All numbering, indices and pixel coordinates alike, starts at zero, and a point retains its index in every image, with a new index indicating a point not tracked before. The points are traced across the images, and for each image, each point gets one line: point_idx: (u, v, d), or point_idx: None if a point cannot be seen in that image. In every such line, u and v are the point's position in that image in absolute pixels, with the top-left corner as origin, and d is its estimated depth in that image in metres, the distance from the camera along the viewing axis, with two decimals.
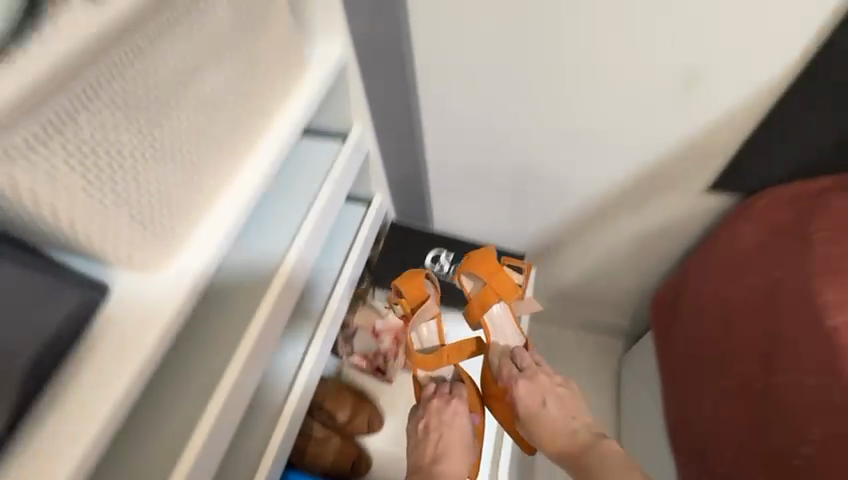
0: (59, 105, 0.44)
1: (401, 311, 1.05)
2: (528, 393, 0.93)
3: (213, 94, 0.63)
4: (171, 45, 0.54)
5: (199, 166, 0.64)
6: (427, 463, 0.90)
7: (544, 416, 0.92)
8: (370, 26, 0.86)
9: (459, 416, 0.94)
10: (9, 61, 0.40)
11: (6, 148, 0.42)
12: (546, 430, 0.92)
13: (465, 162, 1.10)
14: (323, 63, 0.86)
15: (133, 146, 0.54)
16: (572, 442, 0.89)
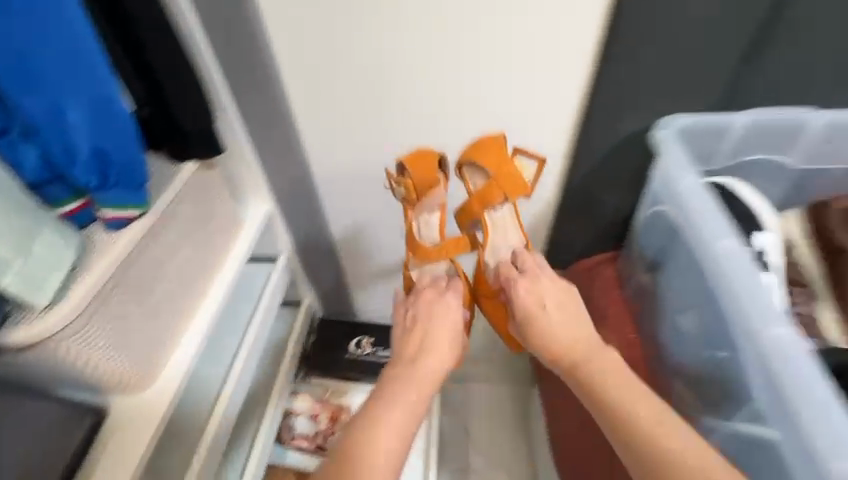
0: (88, 311, 0.58)
1: (402, 192, 0.85)
2: (529, 292, 0.73)
3: (171, 252, 0.72)
4: (158, 236, 0.69)
5: (167, 318, 0.72)
6: (406, 358, 0.74)
7: (546, 325, 0.70)
8: (282, 164, 0.93)
9: (451, 311, 0.79)
10: (63, 297, 0.55)
11: (64, 336, 0.56)
12: (564, 330, 0.69)
13: (363, 254, 1.19)
14: (253, 221, 0.96)
15: (131, 316, 0.65)
16: (579, 339, 0.69)
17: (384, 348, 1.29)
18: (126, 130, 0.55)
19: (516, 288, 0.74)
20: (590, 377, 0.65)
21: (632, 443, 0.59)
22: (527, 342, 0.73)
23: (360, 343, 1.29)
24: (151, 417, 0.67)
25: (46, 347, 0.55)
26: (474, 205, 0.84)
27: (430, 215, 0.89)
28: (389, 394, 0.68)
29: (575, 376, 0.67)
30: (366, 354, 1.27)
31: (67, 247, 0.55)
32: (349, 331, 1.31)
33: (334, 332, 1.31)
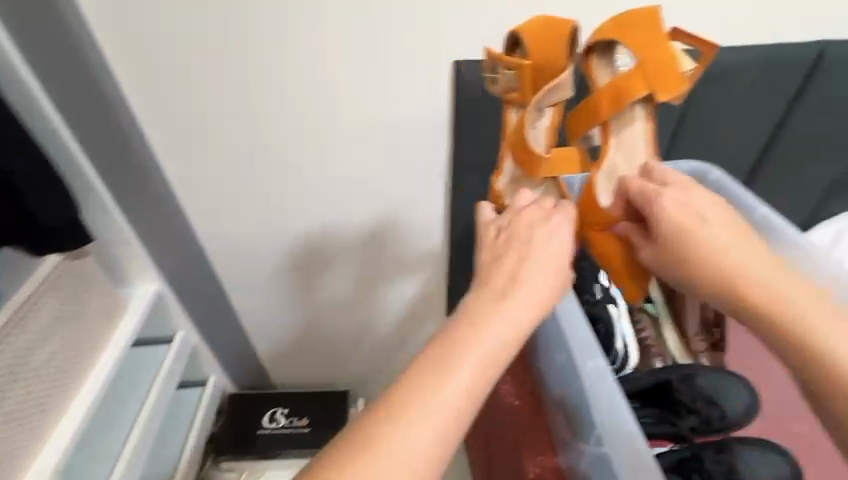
0: None
1: (513, 80, 0.70)
2: (681, 204, 0.57)
3: (32, 350, 0.69)
4: (14, 336, 0.66)
5: (27, 425, 0.68)
6: (491, 295, 0.57)
7: (700, 240, 0.55)
8: (167, 244, 0.94)
9: (536, 233, 0.63)
10: None
11: None
12: (733, 238, 0.55)
13: (271, 319, 1.19)
14: (137, 304, 0.93)
15: None
16: (743, 248, 0.54)
17: (300, 418, 1.25)
18: None
19: (661, 199, 0.58)
20: (741, 281, 0.53)
21: (793, 346, 0.50)
22: (664, 260, 0.59)
23: (273, 416, 1.24)
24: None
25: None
26: (583, 114, 0.70)
27: (540, 114, 0.74)
28: (438, 354, 0.51)
29: (713, 285, 0.55)
30: (280, 428, 1.22)
31: None
32: (261, 404, 1.26)
33: (246, 409, 1.25)
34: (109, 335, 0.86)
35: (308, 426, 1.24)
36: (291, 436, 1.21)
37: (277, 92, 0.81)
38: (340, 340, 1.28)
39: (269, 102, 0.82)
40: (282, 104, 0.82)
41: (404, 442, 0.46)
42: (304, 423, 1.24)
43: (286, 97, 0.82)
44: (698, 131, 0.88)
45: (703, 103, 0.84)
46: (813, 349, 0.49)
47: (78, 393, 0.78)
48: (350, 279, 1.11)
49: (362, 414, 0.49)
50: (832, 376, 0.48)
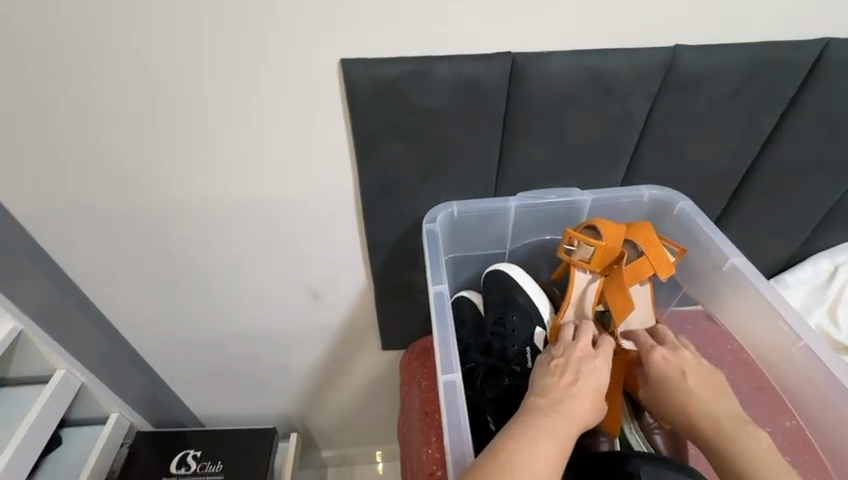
0: None
1: (587, 255, 0.67)
2: (677, 358, 0.65)
3: None
4: None
5: None
6: (549, 404, 0.57)
7: (688, 393, 0.62)
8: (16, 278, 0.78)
9: (600, 368, 0.63)
10: None
11: None
12: (713, 398, 0.61)
13: (179, 348, 1.04)
14: None
15: None
16: (727, 402, 0.61)
17: (215, 462, 1.10)
18: None
19: (657, 354, 0.66)
20: (728, 432, 0.58)
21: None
22: (666, 413, 0.64)
23: (185, 458, 1.10)
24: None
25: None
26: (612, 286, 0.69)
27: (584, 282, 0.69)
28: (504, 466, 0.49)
29: (695, 432, 0.60)
30: (191, 473, 1.08)
31: None
32: (172, 443, 1.11)
33: (153, 454, 1.09)
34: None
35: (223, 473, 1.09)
36: None
37: (114, 101, 0.61)
38: (263, 375, 1.12)
39: (104, 110, 0.62)
40: (125, 116, 0.63)
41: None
42: (218, 468, 1.09)
43: (128, 109, 0.63)
44: (664, 150, 0.71)
45: (668, 115, 0.66)
46: None
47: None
48: (260, 311, 0.95)
49: None
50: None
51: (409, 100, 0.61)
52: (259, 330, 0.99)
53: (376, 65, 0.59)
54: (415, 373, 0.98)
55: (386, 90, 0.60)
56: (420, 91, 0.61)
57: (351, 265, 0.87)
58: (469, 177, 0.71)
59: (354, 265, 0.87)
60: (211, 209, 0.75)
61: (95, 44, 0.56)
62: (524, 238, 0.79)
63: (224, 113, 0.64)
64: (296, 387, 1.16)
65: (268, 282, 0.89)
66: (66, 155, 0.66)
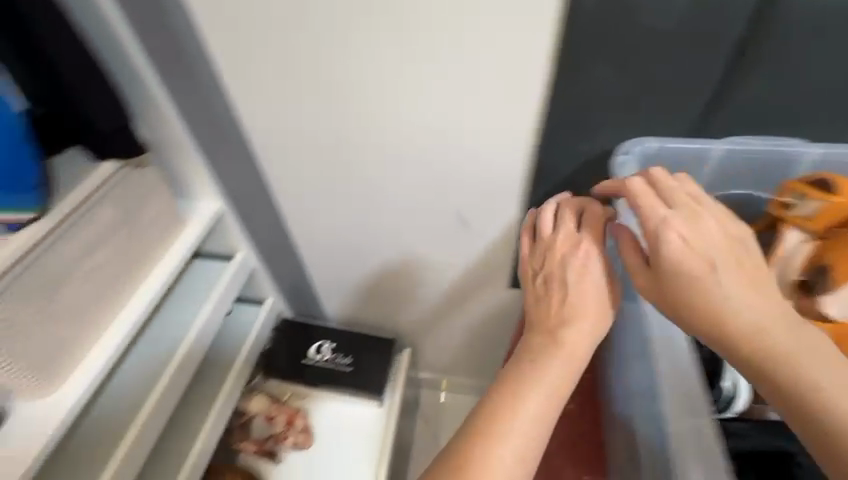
0: None
1: (810, 211, 0.65)
2: (688, 238, 0.56)
3: (83, 248, 0.68)
4: (72, 240, 0.65)
5: (82, 319, 0.69)
6: (540, 332, 0.64)
7: (715, 286, 0.54)
8: (224, 165, 0.91)
9: (592, 261, 0.66)
10: None
11: None
12: (740, 288, 0.54)
13: (329, 254, 1.16)
14: (199, 220, 0.92)
15: (24, 324, 0.61)
16: (763, 305, 0.53)
17: (345, 357, 1.25)
18: (11, 130, 0.54)
19: (650, 212, 0.59)
20: (770, 340, 0.51)
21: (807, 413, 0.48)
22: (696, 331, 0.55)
23: (320, 348, 1.26)
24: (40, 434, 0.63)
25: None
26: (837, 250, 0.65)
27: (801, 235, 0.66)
28: (508, 404, 0.57)
29: (711, 328, 0.54)
30: (326, 361, 1.24)
31: None
32: (310, 333, 1.28)
33: (296, 339, 1.27)
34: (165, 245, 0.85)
35: (351, 367, 1.24)
36: (335, 371, 1.23)
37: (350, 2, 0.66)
38: (394, 291, 1.22)
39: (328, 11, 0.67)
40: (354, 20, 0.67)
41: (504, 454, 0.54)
42: (347, 362, 1.25)
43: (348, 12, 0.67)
44: None
45: None
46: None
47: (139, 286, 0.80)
48: (409, 230, 1.01)
49: (452, 445, 0.56)
50: (827, 434, 0.47)
51: (640, 19, 0.58)
52: (401, 249, 1.06)
53: None
54: None
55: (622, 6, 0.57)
56: (659, 10, 0.56)
57: (509, 196, 0.88)
58: (676, 114, 0.66)
59: (512, 198, 0.88)
60: (398, 125, 0.79)
61: None
62: (721, 194, 0.73)
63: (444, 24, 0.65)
64: (419, 308, 1.25)
65: (425, 202, 0.93)
66: (287, 54, 0.73)
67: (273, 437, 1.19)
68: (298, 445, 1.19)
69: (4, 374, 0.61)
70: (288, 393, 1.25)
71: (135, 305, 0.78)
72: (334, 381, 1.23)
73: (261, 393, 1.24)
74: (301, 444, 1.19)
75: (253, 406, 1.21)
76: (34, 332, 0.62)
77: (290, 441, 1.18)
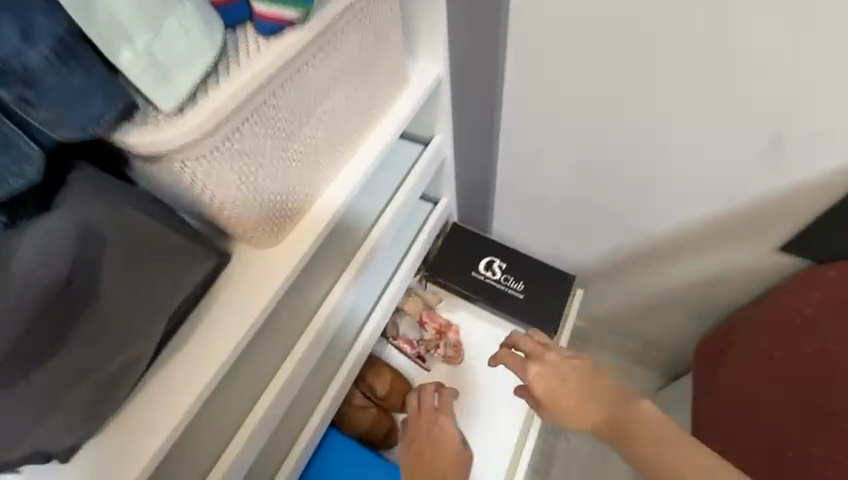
0: (230, 127, 0.46)
1: None
2: (551, 372, 0.80)
3: (336, 75, 0.57)
4: (327, 59, 0.54)
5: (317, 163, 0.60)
6: (419, 441, 0.93)
7: (566, 397, 0.78)
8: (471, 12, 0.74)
9: (450, 433, 0.93)
10: (204, 92, 0.43)
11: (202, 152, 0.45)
12: (575, 379, 0.79)
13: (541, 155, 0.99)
14: (421, 81, 0.77)
15: (274, 152, 0.52)
16: (597, 404, 0.76)
17: (517, 281, 1.09)
18: None
19: (527, 367, 0.82)
20: (657, 453, 0.70)
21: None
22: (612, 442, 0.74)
23: (489, 265, 1.11)
24: (279, 274, 0.58)
25: (168, 163, 0.46)
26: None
27: None
28: None
29: (572, 416, 0.77)
30: (495, 280, 1.10)
31: (205, 38, 0.41)
32: (480, 246, 1.13)
33: (463, 250, 1.13)
34: (395, 95, 0.72)
35: (523, 294, 1.08)
36: (505, 295, 1.08)
37: None
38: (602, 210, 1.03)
39: None
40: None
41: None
42: (519, 287, 1.09)
43: None
44: None
45: None
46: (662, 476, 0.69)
47: (368, 136, 0.69)
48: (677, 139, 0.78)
49: None
50: None
51: None
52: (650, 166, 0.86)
53: None
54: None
55: None
56: None
57: None
58: None
59: None
60: None
61: None
62: None
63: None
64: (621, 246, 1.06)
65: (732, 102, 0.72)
66: None
67: (425, 343, 1.12)
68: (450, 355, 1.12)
69: (243, 209, 0.54)
70: (444, 302, 1.16)
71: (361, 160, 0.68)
72: (499, 303, 1.08)
73: (417, 295, 1.16)
74: (452, 357, 1.11)
75: (408, 306, 1.14)
76: (283, 164, 0.54)
77: (440, 353, 1.11)
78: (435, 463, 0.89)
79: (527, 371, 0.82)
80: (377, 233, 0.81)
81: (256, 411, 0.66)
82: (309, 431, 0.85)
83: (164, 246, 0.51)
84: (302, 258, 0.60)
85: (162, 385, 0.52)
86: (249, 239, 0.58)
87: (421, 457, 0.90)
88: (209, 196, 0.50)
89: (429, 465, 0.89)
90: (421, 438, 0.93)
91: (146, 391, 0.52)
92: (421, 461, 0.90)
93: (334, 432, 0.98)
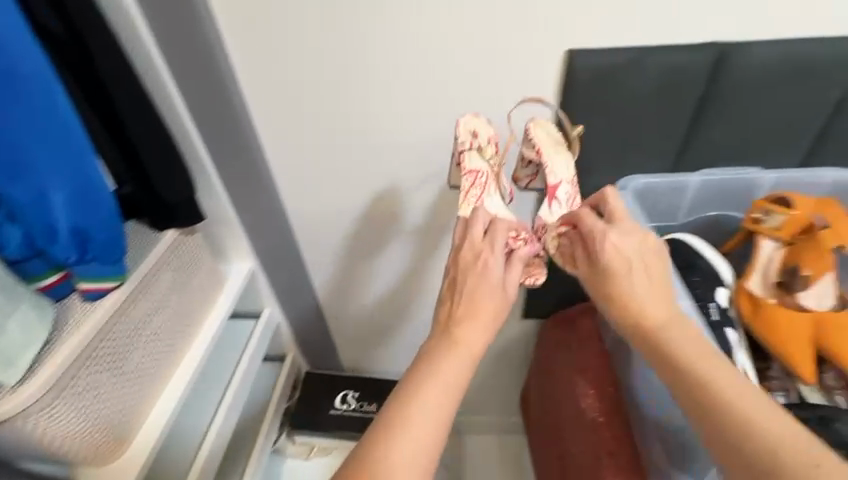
0: (64, 383, 0.59)
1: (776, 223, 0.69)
2: (621, 246, 0.63)
3: (156, 301, 0.75)
4: (144, 301, 0.72)
5: (152, 377, 0.75)
6: (459, 295, 0.64)
7: (626, 287, 0.62)
8: (254, 234, 0.97)
9: (494, 269, 0.65)
10: (31, 373, 0.56)
11: (46, 404, 0.57)
12: (644, 261, 0.63)
13: (353, 302, 1.21)
14: (234, 281, 0.98)
15: (108, 383, 0.66)
16: (649, 299, 0.61)
17: (370, 403, 1.27)
18: (104, 206, 0.59)
19: (581, 250, 0.67)
20: (691, 360, 0.56)
21: (661, 352, 0.58)
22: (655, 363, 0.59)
23: (345, 397, 1.28)
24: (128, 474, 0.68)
25: (13, 424, 0.56)
26: (807, 255, 0.67)
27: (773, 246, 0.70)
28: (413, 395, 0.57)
29: (615, 302, 0.62)
30: (351, 410, 1.25)
31: (42, 324, 0.57)
32: (334, 383, 1.30)
33: (320, 391, 1.28)
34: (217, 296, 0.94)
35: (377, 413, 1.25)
36: (361, 419, 1.24)
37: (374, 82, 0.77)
38: (405, 323, 1.24)
39: (354, 88, 0.78)
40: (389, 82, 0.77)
41: (410, 429, 0.55)
42: (373, 408, 1.26)
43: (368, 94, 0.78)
44: None
45: None
46: (693, 373, 0.55)
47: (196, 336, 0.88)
48: (433, 270, 1.09)
49: None
50: (699, 388, 0.54)
51: (624, 83, 0.71)
52: (419, 289, 1.15)
53: (606, 52, 0.68)
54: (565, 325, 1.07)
55: (607, 75, 0.70)
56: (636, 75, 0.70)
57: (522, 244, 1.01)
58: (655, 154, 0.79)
59: None
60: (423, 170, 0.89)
61: (355, 43, 0.72)
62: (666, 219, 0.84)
63: (462, 82, 0.75)
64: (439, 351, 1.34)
65: (447, 248, 1.04)
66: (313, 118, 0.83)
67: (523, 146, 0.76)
68: (547, 217, 0.75)
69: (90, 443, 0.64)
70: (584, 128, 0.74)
71: (193, 358, 0.83)
72: (360, 429, 1.23)
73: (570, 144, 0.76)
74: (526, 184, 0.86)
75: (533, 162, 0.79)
76: (119, 385, 0.67)
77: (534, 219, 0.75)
78: (474, 304, 0.63)
79: (605, 251, 0.63)
80: (224, 411, 0.92)
81: None
82: None
83: None
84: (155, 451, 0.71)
85: None
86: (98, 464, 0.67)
87: (458, 291, 0.65)
88: (82, 418, 0.62)
89: (470, 299, 0.63)
90: (461, 267, 0.66)
91: None
92: (459, 304, 0.64)
93: None
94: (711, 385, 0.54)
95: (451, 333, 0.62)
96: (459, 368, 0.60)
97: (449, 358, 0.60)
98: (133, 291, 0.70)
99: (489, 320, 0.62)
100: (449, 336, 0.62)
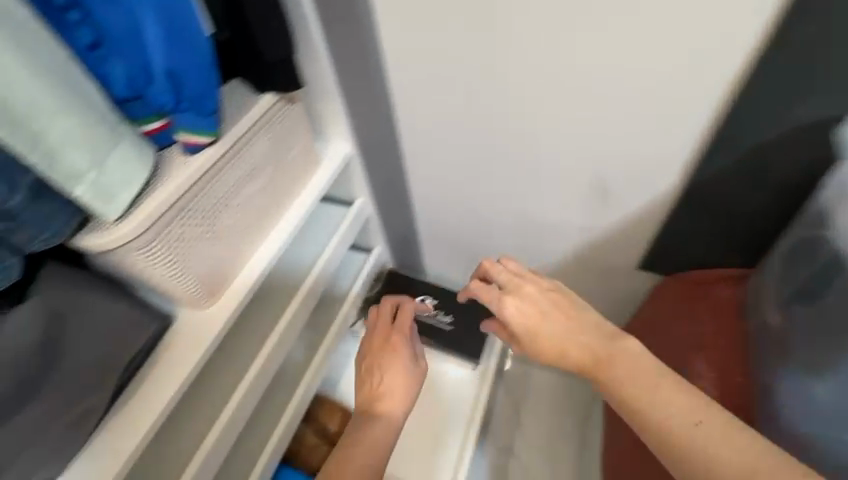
0: (154, 229, 0.60)
1: None
2: (523, 311, 0.67)
3: (251, 163, 0.72)
4: (236, 164, 0.69)
5: (241, 239, 0.75)
6: (372, 364, 0.84)
7: (546, 339, 0.65)
8: (356, 112, 0.88)
9: (402, 362, 0.83)
10: (128, 215, 0.57)
11: (140, 245, 0.59)
12: (554, 328, 0.65)
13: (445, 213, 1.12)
14: (331, 160, 0.93)
15: (194, 236, 0.66)
16: (588, 353, 0.62)
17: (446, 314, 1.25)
18: (198, 52, 0.54)
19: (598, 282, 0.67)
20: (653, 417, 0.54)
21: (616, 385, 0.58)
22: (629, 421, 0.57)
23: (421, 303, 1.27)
24: (214, 323, 0.72)
25: (120, 256, 0.60)
26: None
27: None
28: (358, 431, 0.73)
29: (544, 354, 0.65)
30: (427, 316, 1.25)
31: (138, 164, 0.56)
32: (412, 287, 1.29)
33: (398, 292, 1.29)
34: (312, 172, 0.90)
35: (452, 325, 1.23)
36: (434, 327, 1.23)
37: None
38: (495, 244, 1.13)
39: None
40: None
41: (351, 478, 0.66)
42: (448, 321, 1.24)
43: None
44: None
45: None
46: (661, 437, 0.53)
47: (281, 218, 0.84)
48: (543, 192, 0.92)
49: None
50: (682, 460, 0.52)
51: None
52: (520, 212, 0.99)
53: None
54: (682, 290, 0.89)
55: None
56: None
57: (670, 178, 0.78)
58: None
59: (670, 162, 0.75)
60: None
61: None
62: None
63: None
64: None
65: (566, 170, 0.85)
66: None
67: None
68: None
69: (182, 287, 0.68)
70: None
71: (282, 230, 0.82)
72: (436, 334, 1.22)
73: None
74: None
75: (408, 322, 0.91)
76: (210, 243, 0.69)
77: None
78: (388, 385, 0.80)
79: (508, 316, 0.68)
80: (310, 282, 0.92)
81: (216, 429, 0.75)
82: (269, 447, 0.93)
83: (122, 315, 0.63)
84: (237, 304, 0.74)
85: (124, 430, 0.61)
86: (195, 308, 0.72)
87: (377, 373, 0.82)
88: (171, 264, 0.64)
89: (379, 372, 0.82)
90: (375, 352, 0.85)
91: (112, 431, 0.61)
92: (375, 382, 0.80)
93: (288, 470, 1.08)
94: (647, 413, 0.55)
95: (373, 395, 0.79)
96: (381, 439, 0.72)
97: (371, 417, 0.75)
98: (227, 153, 0.66)
99: (403, 398, 0.79)
100: (371, 411, 0.76)
